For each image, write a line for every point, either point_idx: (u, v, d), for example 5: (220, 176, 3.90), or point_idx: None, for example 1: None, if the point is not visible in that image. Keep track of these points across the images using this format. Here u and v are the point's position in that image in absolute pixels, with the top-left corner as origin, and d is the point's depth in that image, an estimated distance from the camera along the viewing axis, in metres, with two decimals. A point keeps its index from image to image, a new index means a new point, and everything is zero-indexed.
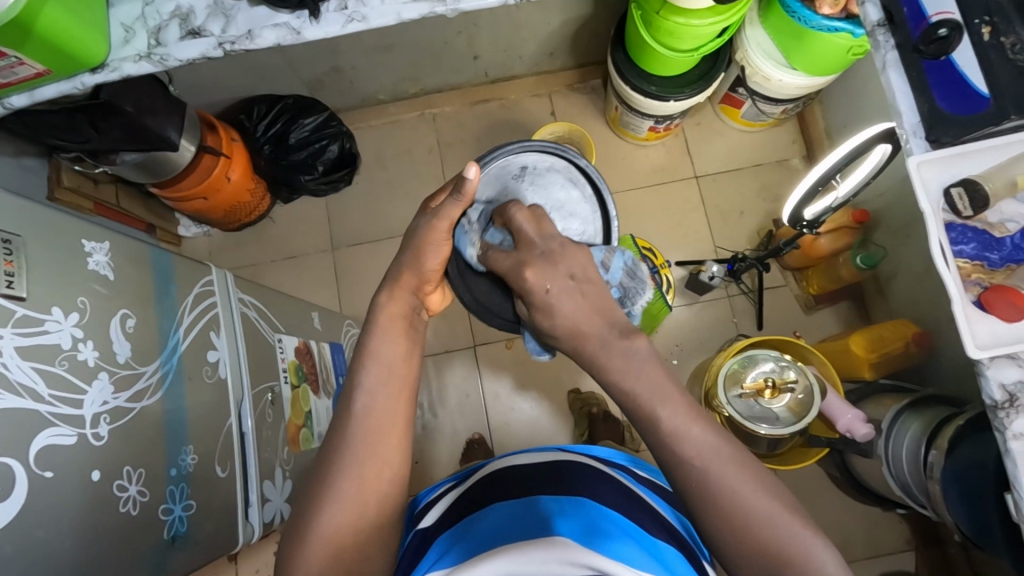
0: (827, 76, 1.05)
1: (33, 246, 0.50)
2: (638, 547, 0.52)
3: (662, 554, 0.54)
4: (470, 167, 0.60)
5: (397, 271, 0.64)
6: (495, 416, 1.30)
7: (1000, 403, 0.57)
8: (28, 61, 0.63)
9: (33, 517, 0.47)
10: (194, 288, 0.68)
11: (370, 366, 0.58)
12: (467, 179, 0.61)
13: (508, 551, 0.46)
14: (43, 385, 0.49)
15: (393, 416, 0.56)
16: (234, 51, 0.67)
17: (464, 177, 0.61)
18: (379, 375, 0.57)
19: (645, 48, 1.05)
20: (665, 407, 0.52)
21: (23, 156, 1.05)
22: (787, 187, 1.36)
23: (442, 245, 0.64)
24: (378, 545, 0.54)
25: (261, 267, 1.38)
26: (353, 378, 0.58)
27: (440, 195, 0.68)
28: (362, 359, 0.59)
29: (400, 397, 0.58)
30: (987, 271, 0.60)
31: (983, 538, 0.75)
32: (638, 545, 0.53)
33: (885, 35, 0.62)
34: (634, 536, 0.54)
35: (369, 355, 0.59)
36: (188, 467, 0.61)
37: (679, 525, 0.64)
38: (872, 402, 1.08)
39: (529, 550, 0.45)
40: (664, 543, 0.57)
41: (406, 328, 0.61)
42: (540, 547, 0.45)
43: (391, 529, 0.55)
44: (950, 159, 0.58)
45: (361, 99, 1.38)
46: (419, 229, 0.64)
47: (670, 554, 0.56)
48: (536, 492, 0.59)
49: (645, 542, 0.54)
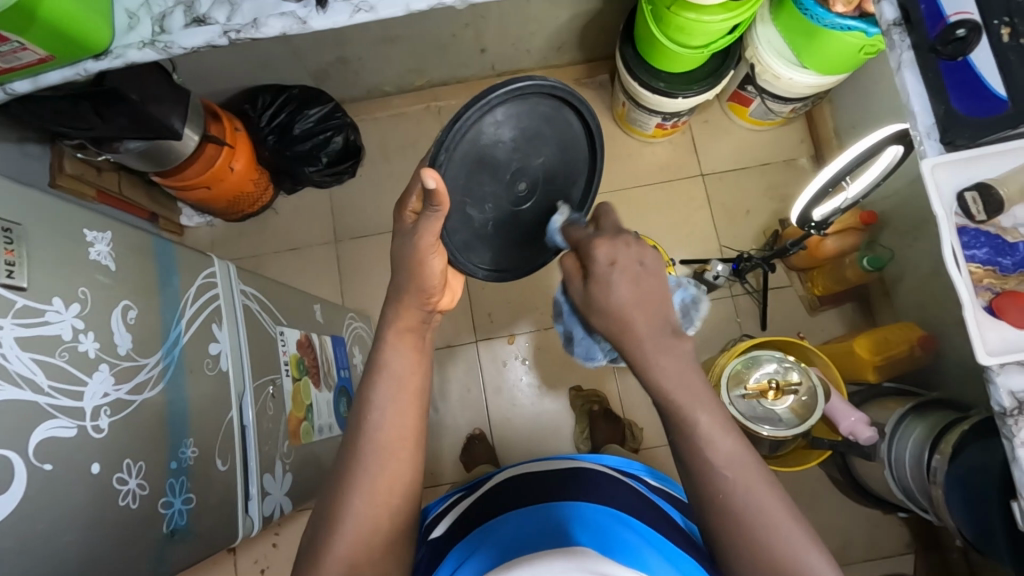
0: (838, 75, 1.04)
1: (34, 234, 0.49)
2: (658, 556, 0.52)
3: (681, 561, 0.54)
4: (430, 176, 0.52)
5: (397, 290, 0.62)
6: (496, 412, 1.29)
7: (1009, 410, 0.57)
8: (31, 46, 0.63)
9: (30, 510, 0.46)
10: (196, 279, 0.67)
11: (382, 381, 0.58)
12: (430, 189, 0.53)
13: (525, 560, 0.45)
14: (43, 376, 0.48)
15: (403, 426, 0.57)
16: (240, 40, 0.66)
17: (427, 188, 0.53)
18: (391, 394, 0.58)
19: (654, 44, 1.04)
20: (689, 371, 0.52)
21: (25, 142, 1.04)
22: (793, 187, 1.35)
23: (434, 259, 0.60)
24: (379, 544, 0.53)
25: (263, 258, 1.38)
26: (366, 394, 0.58)
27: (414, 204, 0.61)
28: (374, 374, 0.59)
29: (408, 407, 0.58)
30: (999, 276, 0.58)
31: (986, 545, 0.74)
32: (656, 553, 0.53)
33: (901, 35, 0.61)
34: (652, 544, 0.54)
35: (379, 370, 0.59)
36: (188, 461, 0.61)
37: (692, 532, 0.64)
38: (876, 405, 1.07)
39: (549, 557, 0.45)
40: (685, 550, 0.56)
41: (416, 341, 0.61)
42: (563, 556, 0.45)
43: (395, 531, 0.54)
44: (963, 162, 0.58)
45: (366, 91, 1.37)
46: (404, 250, 0.60)
47: (689, 561, 0.55)
48: (548, 499, 0.59)
49: (665, 550, 0.54)
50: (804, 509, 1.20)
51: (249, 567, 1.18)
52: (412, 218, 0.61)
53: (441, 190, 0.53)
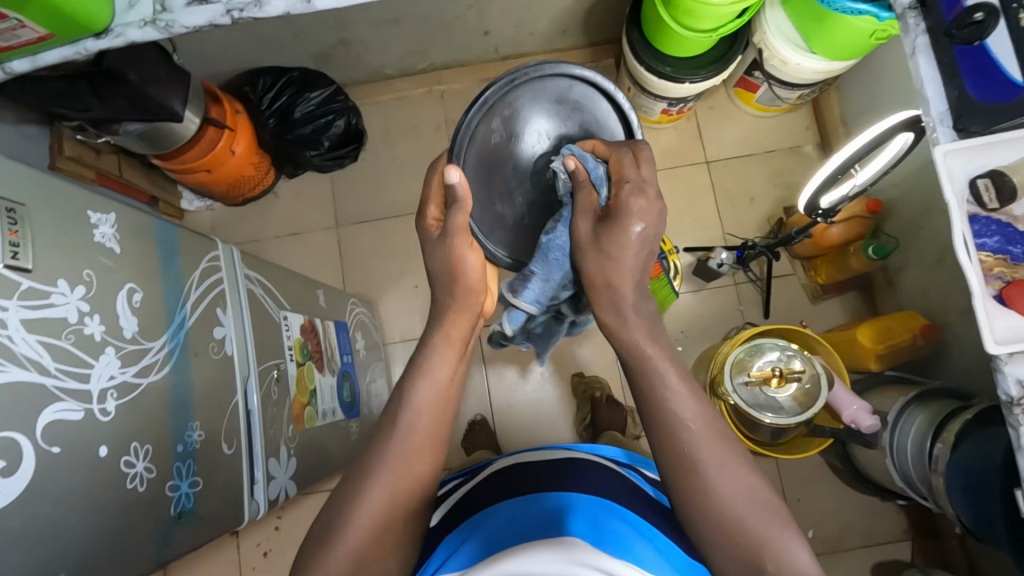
0: (847, 61, 1.03)
1: (38, 216, 0.49)
2: (648, 550, 0.52)
3: (673, 557, 0.54)
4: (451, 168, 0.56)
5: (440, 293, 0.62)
6: (498, 398, 1.30)
7: (1016, 399, 0.57)
8: (30, 24, 0.63)
9: (39, 491, 0.46)
10: (200, 263, 0.66)
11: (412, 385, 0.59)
12: (452, 183, 0.57)
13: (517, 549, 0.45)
14: (49, 359, 0.48)
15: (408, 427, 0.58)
16: (242, 20, 0.64)
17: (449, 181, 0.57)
18: None
19: (661, 27, 1.02)
20: None
21: (24, 123, 1.03)
22: (800, 175, 1.34)
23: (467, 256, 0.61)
24: (385, 542, 0.54)
25: (264, 243, 1.37)
26: None
27: (435, 211, 0.64)
28: (411, 378, 0.60)
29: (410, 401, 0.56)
30: (1010, 265, 0.58)
31: (986, 532, 0.75)
32: (650, 547, 0.53)
33: (916, 19, 0.59)
34: (644, 538, 0.54)
35: (421, 374, 0.60)
36: (194, 444, 0.61)
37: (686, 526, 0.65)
38: (878, 394, 1.08)
39: (542, 549, 0.45)
40: (676, 544, 0.57)
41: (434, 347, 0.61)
42: (553, 548, 0.45)
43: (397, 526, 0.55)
44: (977, 149, 0.57)
45: (368, 73, 1.35)
46: (435, 255, 0.62)
47: (679, 555, 0.55)
48: (540, 491, 0.59)
49: (657, 545, 0.54)
50: (804, 495, 1.21)
51: (252, 551, 1.18)
52: (436, 226, 0.63)
53: (463, 185, 0.58)
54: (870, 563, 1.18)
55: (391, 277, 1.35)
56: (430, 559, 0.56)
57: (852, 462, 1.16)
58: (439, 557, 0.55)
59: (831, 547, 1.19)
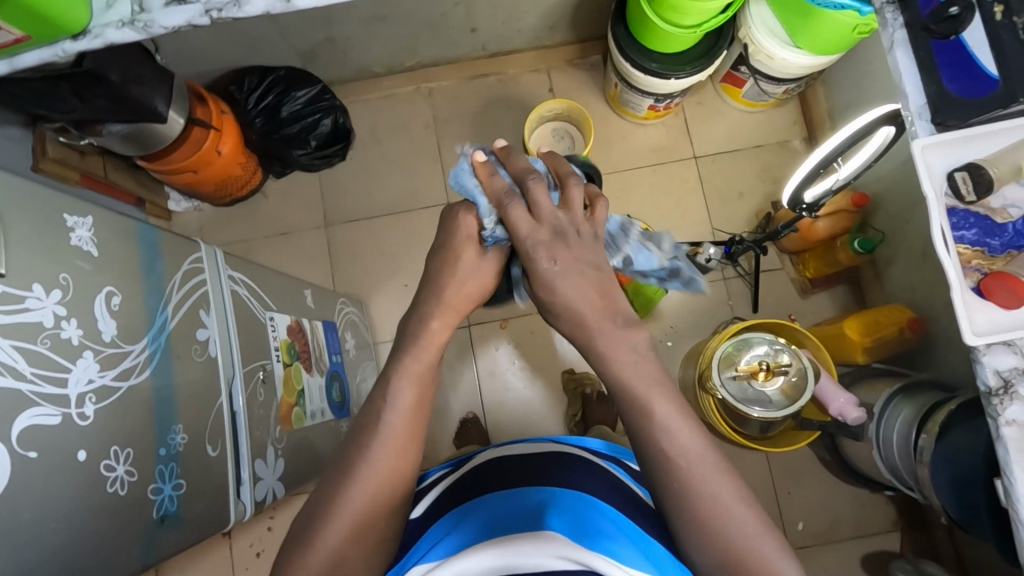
0: (832, 55, 1.03)
1: (13, 220, 0.48)
2: (631, 546, 0.52)
3: (657, 556, 0.54)
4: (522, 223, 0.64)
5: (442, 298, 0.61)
6: (488, 395, 1.30)
7: (995, 390, 0.57)
8: (6, 26, 0.62)
9: (16, 496, 0.46)
10: (182, 264, 0.66)
11: (396, 387, 0.59)
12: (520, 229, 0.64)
13: (501, 541, 0.46)
14: (25, 363, 0.48)
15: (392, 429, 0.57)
16: (222, 19, 0.63)
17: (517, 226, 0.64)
18: None
19: (646, 23, 1.03)
20: None
21: (6, 125, 1.02)
22: (788, 169, 1.35)
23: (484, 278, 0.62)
24: (360, 547, 0.54)
25: (253, 243, 1.36)
26: None
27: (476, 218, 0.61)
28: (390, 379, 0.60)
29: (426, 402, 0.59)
30: (988, 257, 0.59)
31: (971, 524, 0.75)
32: (629, 541, 0.53)
33: (893, 13, 0.60)
34: (625, 532, 0.54)
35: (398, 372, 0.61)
36: (178, 446, 0.61)
37: None
38: (864, 386, 1.09)
39: (518, 544, 0.46)
40: (657, 541, 0.56)
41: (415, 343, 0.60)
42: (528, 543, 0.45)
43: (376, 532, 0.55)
44: (955, 143, 0.58)
45: (355, 72, 1.35)
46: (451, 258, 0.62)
47: (661, 551, 0.55)
48: (521, 485, 0.59)
49: (636, 543, 0.53)
50: (794, 487, 1.22)
51: (245, 552, 1.18)
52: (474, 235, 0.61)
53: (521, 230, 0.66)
54: (860, 555, 1.19)
55: (382, 275, 1.35)
56: (411, 552, 0.56)
57: (841, 454, 1.17)
58: (419, 550, 0.55)
59: (821, 538, 1.20)
